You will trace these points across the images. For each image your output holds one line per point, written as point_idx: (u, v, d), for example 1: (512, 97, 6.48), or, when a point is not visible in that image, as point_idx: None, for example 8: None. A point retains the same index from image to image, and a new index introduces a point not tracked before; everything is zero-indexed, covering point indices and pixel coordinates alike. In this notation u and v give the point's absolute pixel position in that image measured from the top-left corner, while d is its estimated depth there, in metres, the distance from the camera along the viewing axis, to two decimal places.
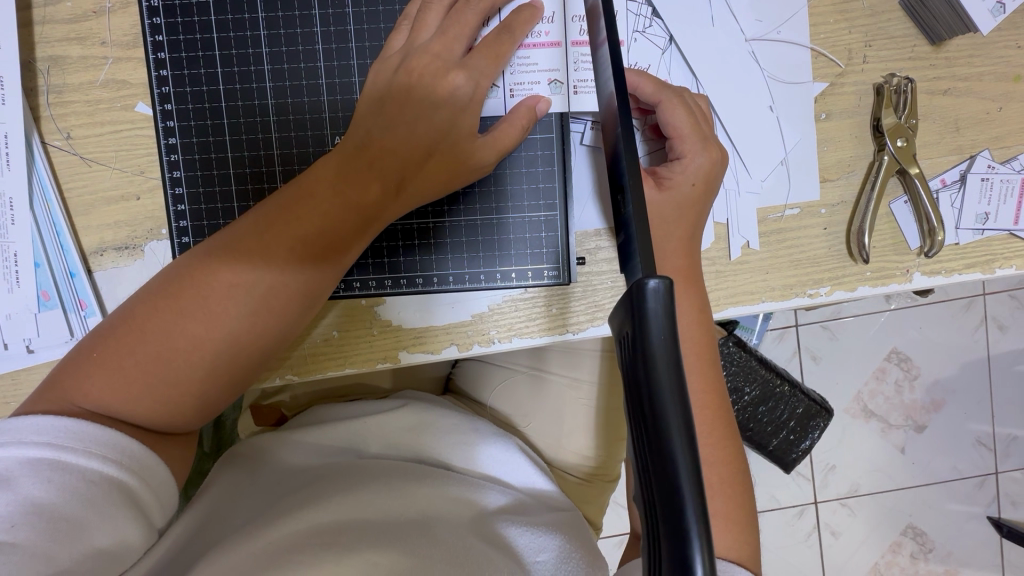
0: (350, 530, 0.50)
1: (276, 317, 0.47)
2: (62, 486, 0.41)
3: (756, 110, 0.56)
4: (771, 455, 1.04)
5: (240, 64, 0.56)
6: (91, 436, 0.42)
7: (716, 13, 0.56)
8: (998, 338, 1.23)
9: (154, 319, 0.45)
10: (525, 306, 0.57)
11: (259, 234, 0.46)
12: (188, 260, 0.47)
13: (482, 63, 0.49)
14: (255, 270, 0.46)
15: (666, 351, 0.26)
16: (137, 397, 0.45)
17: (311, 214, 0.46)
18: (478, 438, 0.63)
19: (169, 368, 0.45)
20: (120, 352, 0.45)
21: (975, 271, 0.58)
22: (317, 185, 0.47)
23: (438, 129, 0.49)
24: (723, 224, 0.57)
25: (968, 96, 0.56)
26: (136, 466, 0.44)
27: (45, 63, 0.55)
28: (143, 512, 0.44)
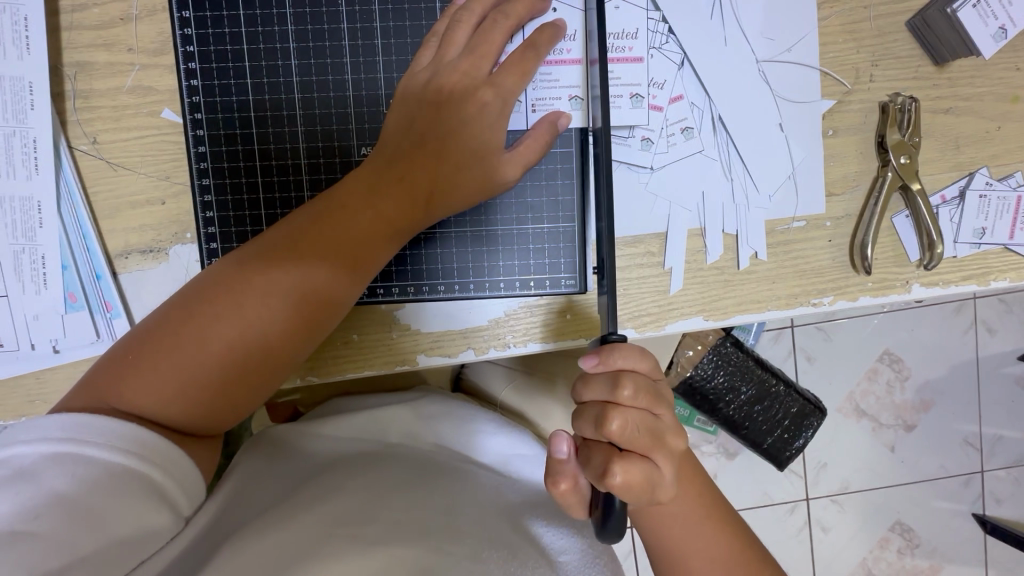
0: (376, 524, 0.50)
1: (305, 321, 0.49)
2: (86, 478, 0.42)
3: (766, 126, 0.58)
4: (766, 452, 1.08)
5: (269, 75, 0.57)
6: (112, 431, 0.44)
7: (729, 34, 0.57)
8: (987, 341, 1.27)
9: (189, 324, 0.47)
10: (541, 312, 0.59)
11: (293, 242, 0.49)
12: (221, 267, 0.49)
13: (509, 80, 0.52)
14: (289, 276, 0.48)
15: (604, 424, 0.44)
16: (171, 398, 0.46)
17: (344, 225, 0.49)
18: (487, 429, 0.68)
19: (203, 370, 0.46)
20: (155, 355, 0.46)
21: (970, 283, 0.61)
22: (350, 198, 0.50)
23: (464, 144, 0.52)
24: (732, 235, 0.59)
25: (968, 116, 0.59)
26: (158, 457, 0.45)
27: (71, 68, 0.55)
28: (165, 501, 0.45)
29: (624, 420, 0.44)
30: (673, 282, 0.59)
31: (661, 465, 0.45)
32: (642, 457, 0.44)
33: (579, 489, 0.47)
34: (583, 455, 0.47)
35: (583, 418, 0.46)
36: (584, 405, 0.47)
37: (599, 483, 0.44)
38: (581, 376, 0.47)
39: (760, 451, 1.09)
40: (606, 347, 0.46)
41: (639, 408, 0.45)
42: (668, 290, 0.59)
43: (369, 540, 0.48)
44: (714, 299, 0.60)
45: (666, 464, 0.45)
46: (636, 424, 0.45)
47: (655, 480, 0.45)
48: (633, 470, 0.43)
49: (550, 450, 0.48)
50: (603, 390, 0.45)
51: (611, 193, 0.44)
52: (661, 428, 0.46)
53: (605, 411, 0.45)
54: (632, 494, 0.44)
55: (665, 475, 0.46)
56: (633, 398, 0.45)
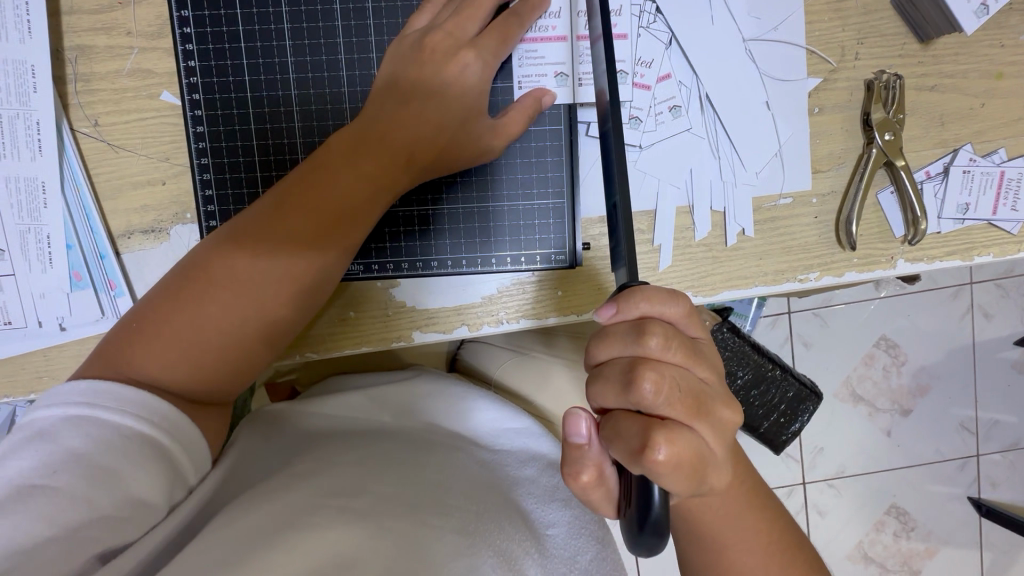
0: (366, 496, 0.52)
1: (301, 282, 0.50)
2: (98, 440, 0.44)
3: (753, 105, 0.59)
4: (761, 436, 1.09)
5: (264, 55, 0.58)
6: (123, 396, 0.45)
7: (715, 13, 0.58)
8: (983, 325, 1.28)
9: (187, 292, 0.49)
10: (532, 289, 0.61)
11: (287, 208, 0.50)
12: (216, 237, 0.51)
13: (490, 45, 0.54)
14: (282, 240, 0.49)
15: (634, 386, 0.38)
16: (177, 363, 0.48)
17: (331, 186, 0.50)
18: (478, 405, 0.73)
19: (202, 335, 0.48)
20: (157, 325, 0.48)
21: (955, 258, 0.62)
22: (333, 160, 0.51)
23: (448, 104, 0.53)
24: (720, 211, 0.60)
25: (952, 93, 0.60)
26: (165, 423, 0.46)
27: (73, 52, 0.57)
28: (173, 468, 0.47)
29: (660, 378, 0.38)
30: (662, 259, 0.60)
31: (706, 436, 0.39)
32: (686, 425, 0.38)
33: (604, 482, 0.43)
34: (609, 427, 0.40)
35: (606, 379, 0.40)
36: (606, 365, 0.41)
37: (637, 461, 0.37)
38: (597, 333, 0.42)
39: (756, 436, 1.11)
40: (623, 295, 0.40)
41: (675, 365, 0.39)
42: (657, 267, 0.60)
43: (359, 512, 0.50)
44: (702, 276, 0.61)
45: (712, 439, 0.39)
46: (675, 386, 0.38)
47: (703, 456, 0.38)
48: (679, 443, 0.37)
49: (568, 435, 0.42)
50: (627, 344, 0.40)
51: (624, 173, 0.45)
52: (706, 394, 0.40)
53: (636, 367, 0.39)
54: (681, 473, 0.37)
55: (714, 451, 0.39)
56: (666, 351, 0.39)
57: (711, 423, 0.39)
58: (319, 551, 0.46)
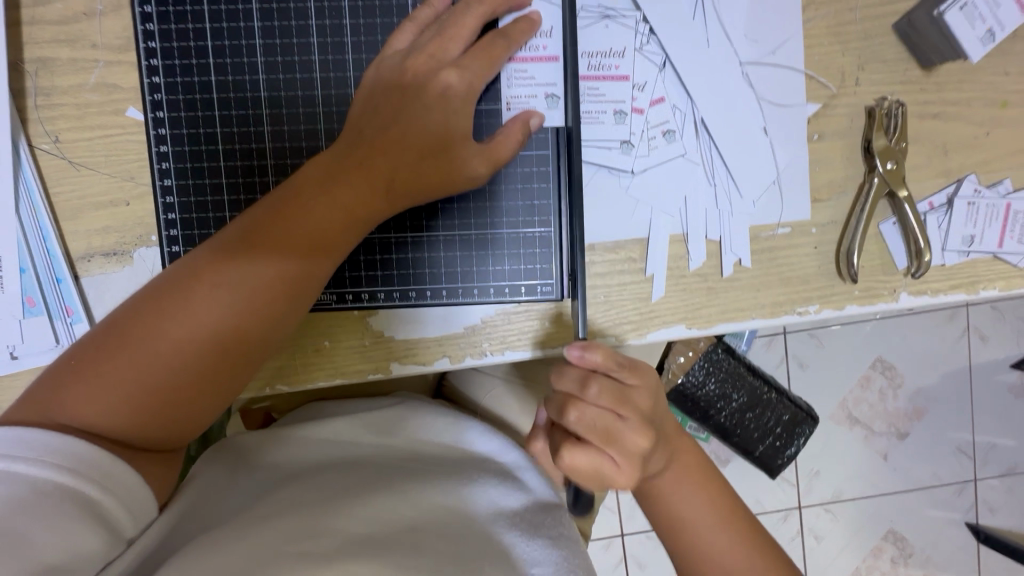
0: (334, 540, 0.48)
1: (263, 317, 0.48)
2: (11, 497, 0.40)
3: (750, 131, 0.57)
4: (757, 459, 1.06)
5: (234, 72, 0.55)
6: (49, 446, 0.42)
7: (710, 35, 0.56)
8: (980, 348, 1.26)
9: (139, 327, 0.46)
10: (519, 319, 0.57)
11: (248, 238, 0.48)
12: (173, 269, 0.48)
13: (475, 65, 0.51)
14: (244, 271, 0.47)
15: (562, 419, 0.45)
16: (122, 405, 0.45)
17: (300, 215, 0.48)
18: (465, 434, 0.69)
19: (153, 374, 0.45)
20: (103, 363, 0.45)
21: (959, 292, 0.59)
22: (306, 186, 0.49)
23: (429, 128, 0.50)
24: (715, 241, 0.57)
25: (957, 121, 0.57)
26: (95, 471, 0.42)
27: (33, 65, 0.54)
28: (98, 515, 0.42)
29: (581, 413, 0.45)
30: (654, 290, 0.57)
31: (622, 465, 0.45)
32: (600, 451, 0.45)
33: None
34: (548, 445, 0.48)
35: (548, 407, 0.48)
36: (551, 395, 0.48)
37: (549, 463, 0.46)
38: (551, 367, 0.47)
39: (751, 459, 1.07)
40: (589, 342, 0.46)
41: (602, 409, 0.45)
42: (649, 298, 0.57)
43: (326, 557, 0.46)
44: (696, 307, 0.58)
45: (627, 468, 0.46)
46: (595, 421, 0.45)
47: (606, 475, 0.46)
48: (581, 457, 0.45)
49: None
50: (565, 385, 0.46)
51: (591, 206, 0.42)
52: (626, 431, 0.46)
53: (567, 403, 0.46)
54: (579, 482, 0.45)
55: (629, 478, 0.46)
56: (597, 397, 0.45)
57: (623, 454, 0.45)
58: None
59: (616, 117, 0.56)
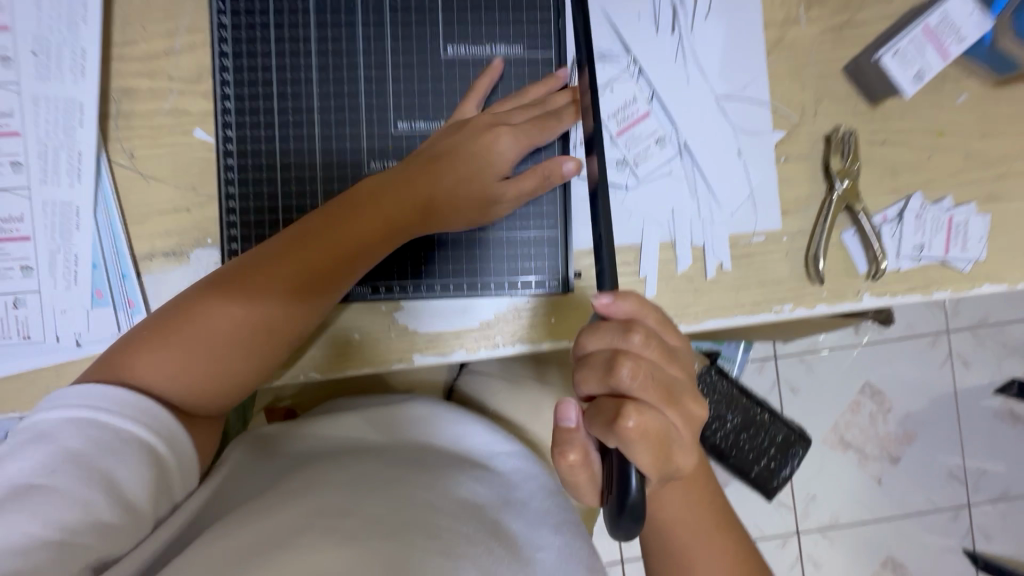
0: (355, 517, 0.53)
1: (311, 313, 0.56)
2: (100, 442, 0.47)
3: (726, 154, 0.66)
4: (753, 482, 1.12)
5: (294, 99, 0.64)
6: (122, 399, 0.49)
7: (690, 74, 0.66)
8: (963, 373, 1.32)
9: (214, 305, 0.53)
10: (526, 314, 0.65)
11: (312, 250, 0.55)
12: (245, 259, 0.56)
13: (528, 125, 0.61)
14: (312, 267, 0.55)
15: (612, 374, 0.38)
16: (178, 376, 0.52)
17: (361, 222, 0.57)
18: (473, 430, 0.75)
19: (211, 352, 0.53)
20: (171, 335, 0.53)
21: (915, 293, 0.68)
22: (369, 198, 0.58)
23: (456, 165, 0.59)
24: (699, 246, 0.66)
25: (901, 146, 0.67)
26: (165, 431, 0.50)
27: (117, 93, 0.63)
28: (162, 471, 0.50)
29: (637, 366, 0.39)
30: (647, 289, 0.65)
31: (677, 423, 0.39)
32: (657, 407, 0.38)
33: (588, 463, 0.41)
34: (594, 411, 0.39)
35: (590, 368, 0.40)
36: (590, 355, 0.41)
37: (610, 430, 0.37)
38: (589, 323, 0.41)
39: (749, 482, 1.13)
40: (621, 290, 0.41)
41: (652, 361, 0.40)
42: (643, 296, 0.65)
43: (351, 532, 0.51)
44: (685, 305, 0.66)
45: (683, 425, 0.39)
46: (649, 374, 0.39)
47: (670, 436, 0.39)
48: (649, 417, 0.37)
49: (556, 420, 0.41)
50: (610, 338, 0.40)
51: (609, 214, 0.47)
52: (679, 387, 0.40)
53: (614, 357, 0.39)
54: (648, 446, 0.37)
55: (684, 436, 0.40)
56: (646, 347, 0.40)
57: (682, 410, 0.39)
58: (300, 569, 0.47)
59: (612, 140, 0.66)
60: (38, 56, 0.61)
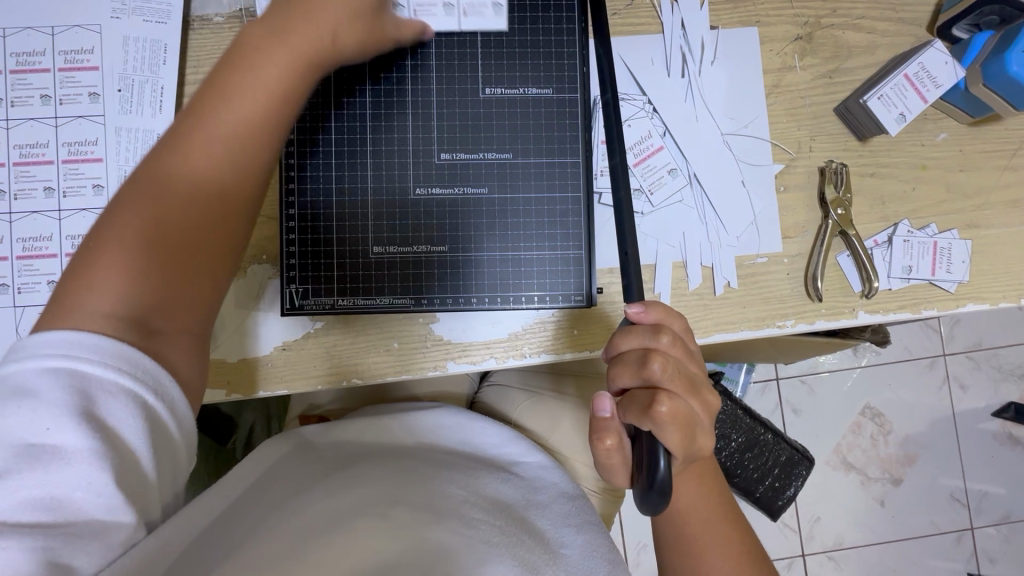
0: (401, 505, 0.59)
1: (269, 137, 0.55)
2: (84, 394, 0.44)
3: (732, 184, 0.74)
4: (759, 503, 1.17)
5: (348, 133, 0.70)
6: (91, 345, 0.46)
7: (699, 113, 0.74)
8: (960, 397, 1.37)
9: (117, 227, 0.50)
10: (551, 328, 0.71)
11: (247, 118, 0.53)
12: (136, 175, 0.52)
13: None
14: (207, 161, 0.52)
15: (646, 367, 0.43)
16: (132, 283, 0.49)
17: (242, 113, 0.53)
18: (496, 436, 0.81)
19: (155, 266, 0.50)
20: (98, 263, 0.49)
21: (906, 311, 0.74)
22: (234, 86, 0.53)
23: (303, 48, 0.56)
24: (709, 266, 0.73)
25: (888, 179, 0.75)
26: (150, 377, 0.47)
27: None
28: (154, 421, 0.46)
29: (666, 361, 0.44)
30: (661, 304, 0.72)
31: (700, 411, 0.45)
32: (684, 397, 0.44)
33: (622, 449, 0.46)
34: (627, 401, 0.45)
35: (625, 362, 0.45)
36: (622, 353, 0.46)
37: (644, 417, 0.43)
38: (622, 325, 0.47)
39: (753, 502, 1.17)
40: (649, 302, 0.49)
41: (678, 356, 0.45)
42: None
43: (397, 522, 0.56)
44: (695, 320, 0.72)
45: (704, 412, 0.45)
46: (675, 368, 0.45)
47: (694, 422, 0.44)
48: (679, 404, 0.43)
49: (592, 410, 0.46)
50: (644, 336, 0.45)
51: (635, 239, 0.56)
52: (700, 379, 0.46)
53: (647, 354, 0.44)
54: (675, 429, 0.43)
55: (705, 421, 0.45)
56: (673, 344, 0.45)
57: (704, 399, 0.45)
58: (356, 559, 0.52)
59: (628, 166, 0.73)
60: (123, 92, 0.68)
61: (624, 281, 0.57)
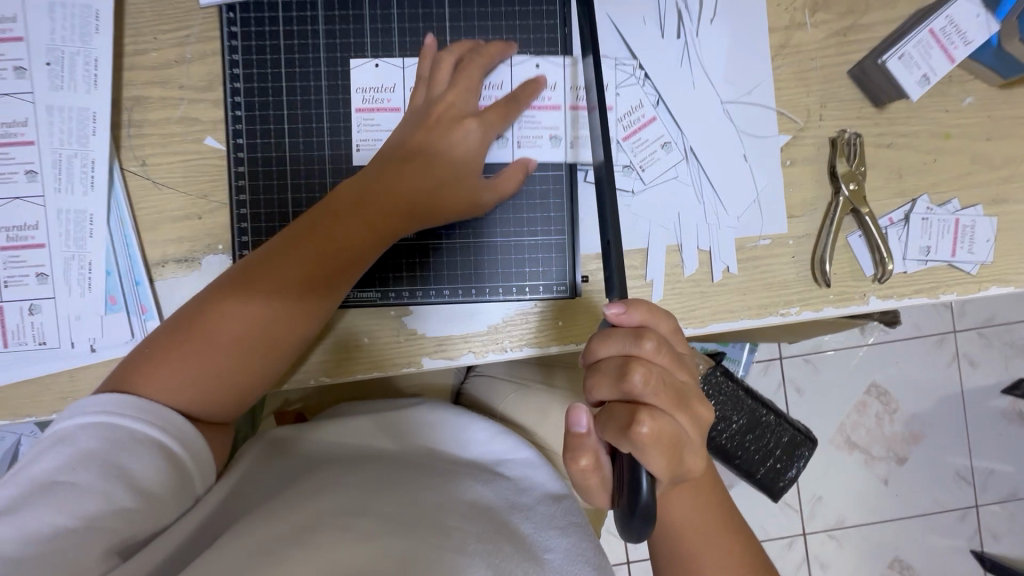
0: (368, 515, 0.54)
1: (306, 317, 0.58)
2: (111, 442, 0.50)
3: (732, 158, 0.67)
4: (760, 484, 1.11)
5: (303, 107, 0.65)
6: (137, 404, 0.52)
7: (696, 79, 0.67)
8: (970, 373, 1.31)
9: (199, 324, 0.55)
10: (535, 320, 0.65)
11: (326, 242, 0.57)
12: (226, 272, 0.58)
13: (490, 119, 0.63)
14: (286, 289, 0.56)
15: (625, 379, 0.39)
16: (180, 387, 0.54)
17: (319, 257, 0.57)
18: (476, 430, 0.76)
19: (213, 363, 0.55)
20: (174, 350, 0.55)
21: (922, 296, 0.68)
22: (339, 211, 0.58)
23: (388, 214, 0.59)
24: (706, 250, 0.66)
25: (907, 149, 0.67)
26: (174, 432, 0.53)
27: (129, 102, 0.64)
28: (170, 466, 0.52)
29: (649, 372, 0.39)
30: (653, 293, 0.66)
31: (688, 427, 0.40)
32: (669, 413, 0.39)
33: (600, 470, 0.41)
34: (604, 416, 0.40)
35: (603, 372, 0.40)
36: (600, 362, 0.42)
37: (624, 437, 0.38)
38: (600, 330, 0.42)
39: (754, 482, 1.12)
40: (630, 299, 0.43)
41: (664, 365, 0.40)
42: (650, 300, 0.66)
43: (361, 531, 0.52)
44: (691, 309, 0.66)
45: (693, 429, 0.40)
46: (661, 379, 0.39)
47: (682, 442, 0.39)
48: (663, 421, 0.38)
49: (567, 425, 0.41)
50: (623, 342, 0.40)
51: (618, 221, 0.49)
52: (688, 390, 0.41)
53: (627, 363, 0.40)
54: (661, 451, 0.37)
55: (694, 439, 0.40)
56: (657, 353, 0.40)
57: (692, 414, 0.40)
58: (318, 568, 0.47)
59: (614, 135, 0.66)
60: (52, 66, 0.61)
61: (604, 261, 0.51)
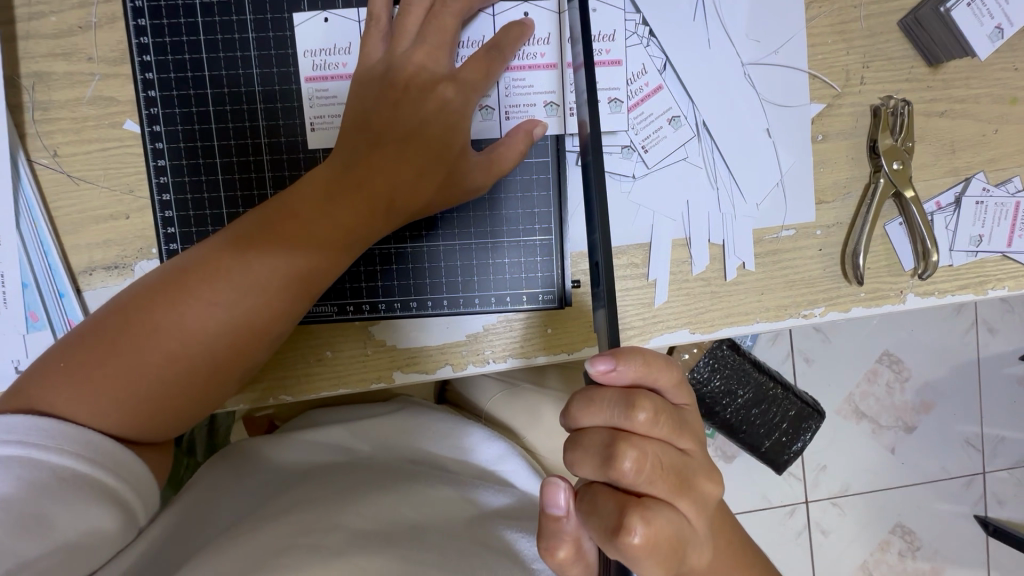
0: (339, 532, 0.49)
1: (263, 328, 0.48)
2: (30, 482, 0.41)
3: (752, 132, 0.56)
4: (764, 457, 1.01)
5: (231, 85, 0.55)
6: (56, 430, 0.43)
7: (712, 36, 0.55)
8: (988, 340, 1.24)
9: (127, 334, 0.46)
10: (521, 328, 0.57)
11: (284, 237, 0.48)
12: (162, 271, 0.48)
13: (470, 77, 0.52)
14: (235, 287, 0.47)
15: (612, 463, 0.34)
16: (103, 407, 0.45)
17: (273, 255, 0.47)
18: (462, 430, 0.69)
19: (145, 382, 0.46)
20: (95, 363, 0.45)
21: (968, 292, 0.58)
22: (299, 206, 0.49)
23: (358, 206, 0.49)
24: (718, 245, 0.57)
25: (964, 119, 0.56)
26: (110, 463, 0.44)
27: (29, 79, 0.53)
28: (112, 500, 0.44)
29: (640, 455, 0.34)
30: (657, 294, 0.57)
31: (690, 515, 0.35)
32: (666, 504, 0.34)
33: (583, 554, 0.39)
34: (587, 502, 0.36)
35: (586, 450, 0.36)
36: (586, 433, 0.37)
37: (611, 538, 0.33)
38: (584, 392, 0.36)
39: (759, 455, 1.01)
40: (622, 349, 0.36)
41: (659, 441, 0.35)
42: (653, 303, 0.57)
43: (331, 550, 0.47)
44: (700, 312, 0.57)
45: (696, 518, 0.35)
46: (656, 462, 0.34)
47: (683, 537, 0.34)
48: (658, 523, 0.33)
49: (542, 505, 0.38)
50: (610, 415, 0.35)
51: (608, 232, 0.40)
52: (690, 467, 0.36)
53: (615, 441, 0.35)
54: (654, 554, 0.33)
55: (697, 529, 0.35)
56: (653, 426, 0.35)
57: (694, 502, 0.35)
58: None
59: (612, 105, 0.55)
60: None
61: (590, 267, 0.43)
